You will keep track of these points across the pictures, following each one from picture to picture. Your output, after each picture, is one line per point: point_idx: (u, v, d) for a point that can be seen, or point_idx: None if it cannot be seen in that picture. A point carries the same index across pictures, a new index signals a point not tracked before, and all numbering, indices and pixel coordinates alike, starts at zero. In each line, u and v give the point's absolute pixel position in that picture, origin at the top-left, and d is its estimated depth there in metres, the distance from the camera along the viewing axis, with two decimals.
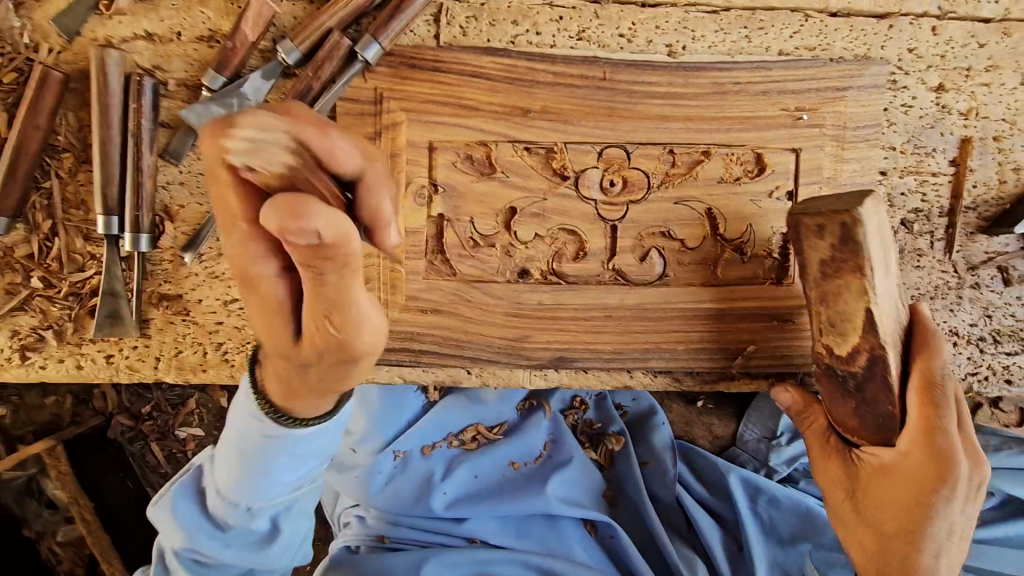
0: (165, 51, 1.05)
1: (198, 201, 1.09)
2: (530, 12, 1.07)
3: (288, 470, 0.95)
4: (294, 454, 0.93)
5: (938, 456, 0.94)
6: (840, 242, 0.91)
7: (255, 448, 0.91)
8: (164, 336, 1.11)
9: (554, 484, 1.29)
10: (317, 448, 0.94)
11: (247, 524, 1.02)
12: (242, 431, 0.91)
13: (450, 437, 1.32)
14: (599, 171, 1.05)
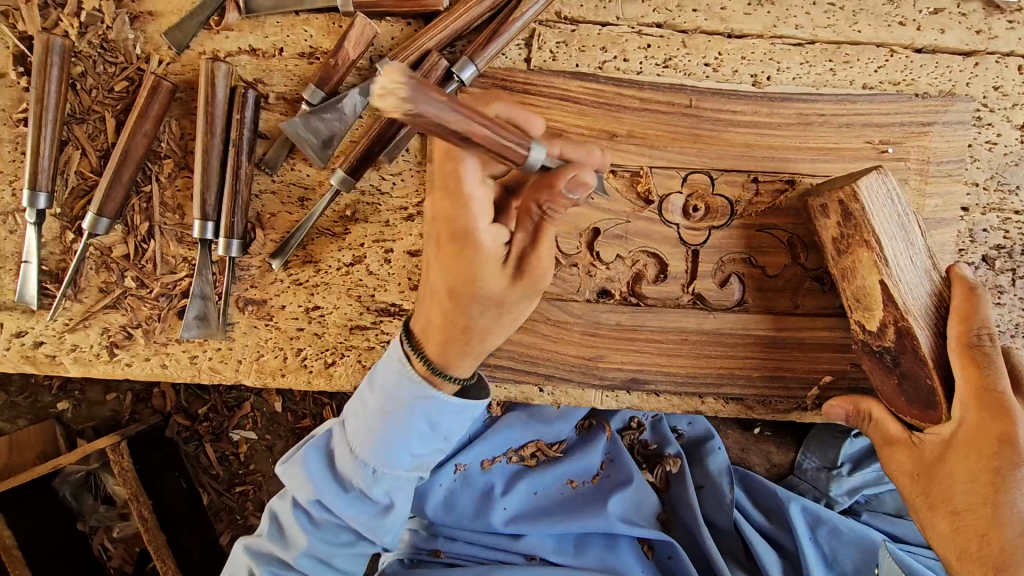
0: (267, 66, 1.10)
1: (288, 210, 1.12)
2: (619, 39, 1.09)
3: (408, 435, 0.90)
4: (425, 418, 0.90)
5: (994, 422, 0.90)
6: (843, 221, 0.97)
7: (398, 404, 0.89)
8: (246, 339, 1.14)
9: (612, 503, 1.29)
10: (428, 422, 0.91)
11: (366, 502, 0.97)
12: (383, 391, 0.89)
13: (510, 452, 1.36)
14: (682, 196, 1.07)
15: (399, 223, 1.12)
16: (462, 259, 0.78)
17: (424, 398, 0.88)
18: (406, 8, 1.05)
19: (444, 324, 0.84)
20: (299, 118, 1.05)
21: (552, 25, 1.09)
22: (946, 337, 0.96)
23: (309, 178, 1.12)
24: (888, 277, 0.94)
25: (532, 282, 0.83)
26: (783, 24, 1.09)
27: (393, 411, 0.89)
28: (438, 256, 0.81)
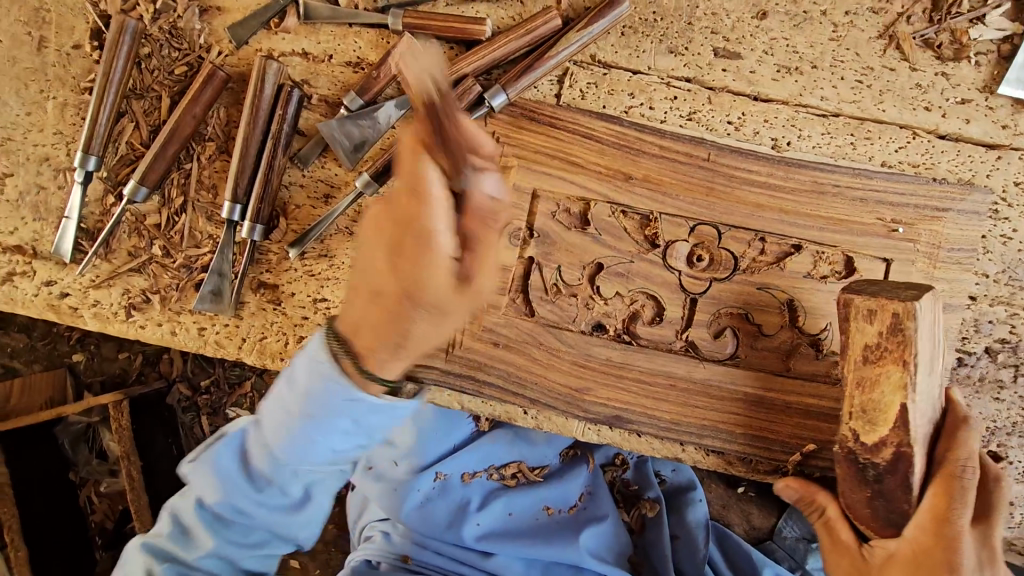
0: (315, 70, 1.17)
1: (312, 204, 1.19)
2: (647, 88, 1.14)
3: (327, 445, 0.93)
4: (355, 421, 0.91)
5: (947, 552, 0.89)
6: (887, 332, 0.89)
7: (321, 406, 0.88)
8: (254, 319, 1.20)
9: (585, 535, 1.29)
10: (357, 422, 0.92)
11: (281, 495, 1.00)
12: (304, 391, 0.89)
13: (490, 469, 1.37)
14: (688, 244, 1.09)
15: None
16: (416, 255, 0.76)
17: (350, 397, 0.88)
18: (451, 33, 1.12)
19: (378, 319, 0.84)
20: (336, 121, 1.13)
21: (585, 67, 1.15)
22: (932, 459, 0.96)
23: (336, 178, 1.18)
24: (910, 400, 0.89)
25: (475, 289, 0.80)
26: (808, 94, 1.13)
27: (306, 408, 0.89)
28: (383, 244, 0.80)
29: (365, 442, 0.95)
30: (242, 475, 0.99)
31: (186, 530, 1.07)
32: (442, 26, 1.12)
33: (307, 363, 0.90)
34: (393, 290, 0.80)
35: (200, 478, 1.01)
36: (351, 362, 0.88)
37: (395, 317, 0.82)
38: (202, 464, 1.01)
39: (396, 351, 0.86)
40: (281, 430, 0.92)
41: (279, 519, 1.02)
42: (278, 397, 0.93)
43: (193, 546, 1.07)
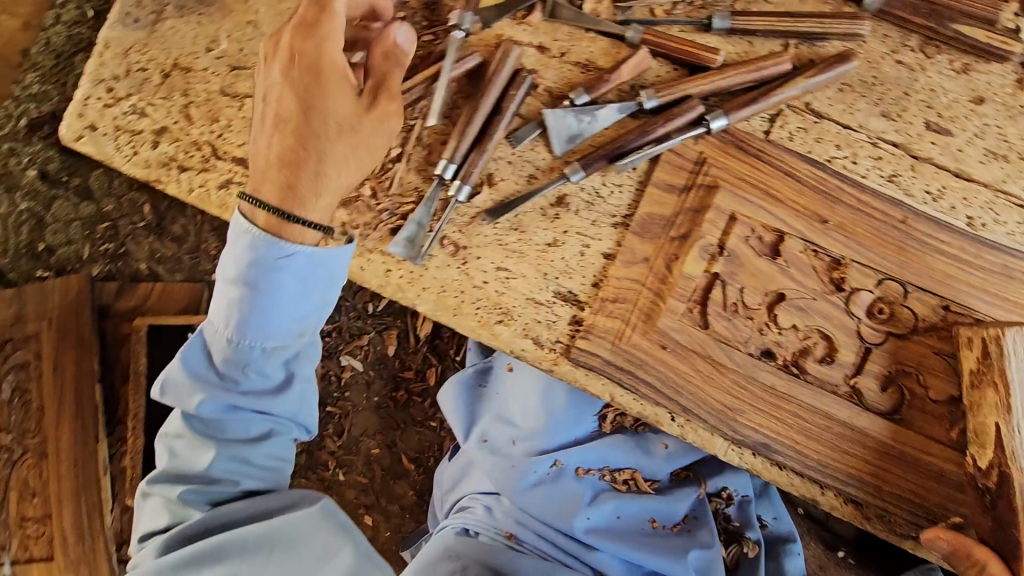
0: (546, 63, 1.27)
1: (515, 180, 1.26)
2: (855, 143, 1.20)
3: (287, 311, 1.07)
4: (304, 285, 1.08)
5: None
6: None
7: (260, 262, 1.04)
8: (436, 273, 1.26)
9: (693, 555, 1.31)
10: (319, 284, 1.09)
11: (261, 378, 1.11)
12: (247, 258, 1.05)
13: (604, 469, 1.37)
14: (871, 295, 1.14)
15: (603, 225, 1.24)
16: (322, 83, 1.05)
17: (283, 256, 1.05)
18: (684, 56, 1.21)
19: (288, 151, 1.06)
20: (560, 111, 1.22)
21: (798, 112, 1.22)
22: None
23: (543, 162, 1.26)
24: None
25: (382, 114, 1.08)
26: (1010, 182, 1.17)
27: (259, 274, 1.05)
28: (287, 83, 1.06)
29: (313, 309, 1.10)
30: (211, 372, 1.11)
31: (231, 424, 1.13)
32: (677, 48, 1.21)
33: (249, 234, 1.05)
34: (297, 115, 1.05)
35: (186, 366, 1.11)
36: (274, 228, 1.06)
37: (293, 156, 1.05)
38: (189, 364, 1.11)
39: (321, 177, 1.06)
40: (252, 305, 1.06)
41: (263, 399, 1.12)
42: (240, 259, 1.05)
43: (201, 457, 1.14)
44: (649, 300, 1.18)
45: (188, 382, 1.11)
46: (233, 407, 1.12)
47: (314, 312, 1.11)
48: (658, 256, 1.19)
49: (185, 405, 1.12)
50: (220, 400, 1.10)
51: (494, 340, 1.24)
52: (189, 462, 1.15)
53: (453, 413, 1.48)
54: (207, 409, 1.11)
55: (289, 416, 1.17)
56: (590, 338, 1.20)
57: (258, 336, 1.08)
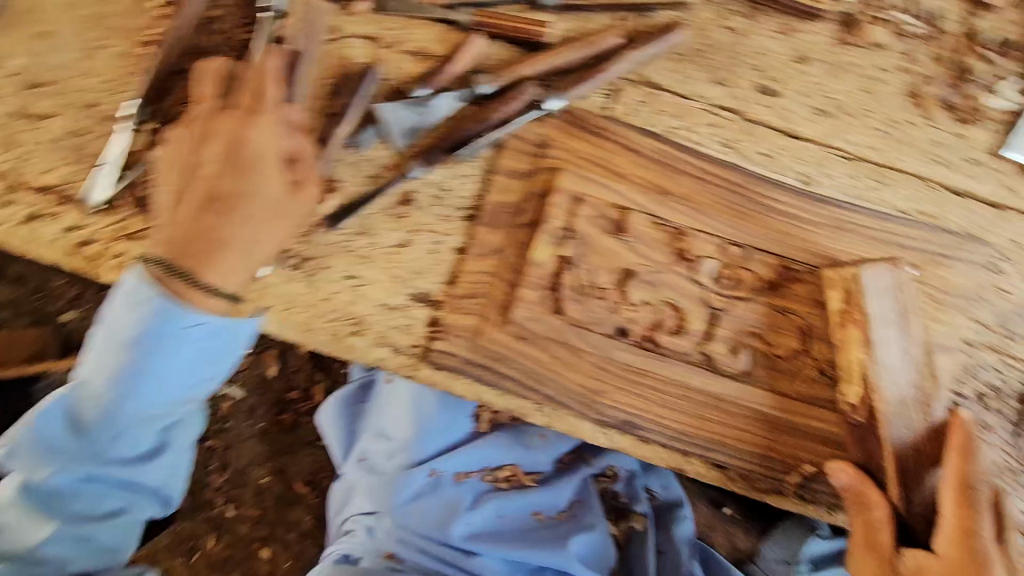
0: (378, 54, 1.19)
1: (356, 182, 1.18)
2: (693, 112, 1.20)
3: (177, 374, 1.12)
4: (195, 342, 1.10)
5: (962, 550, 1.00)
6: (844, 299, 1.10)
7: (148, 323, 1.06)
8: (280, 290, 1.19)
9: (575, 544, 1.32)
10: (201, 348, 1.11)
11: (135, 447, 1.19)
12: (133, 316, 1.06)
13: (485, 470, 1.39)
14: (716, 262, 1.15)
15: (452, 220, 1.19)
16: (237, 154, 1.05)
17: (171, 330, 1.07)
18: (518, 36, 1.17)
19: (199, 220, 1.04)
20: (394, 104, 1.15)
21: (638, 84, 1.20)
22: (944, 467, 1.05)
23: (383, 160, 1.18)
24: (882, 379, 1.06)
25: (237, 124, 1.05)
26: (837, 137, 1.21)
27: (150, 345, 1.07)
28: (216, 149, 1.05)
29: (205, 375, 1.16)
30: (72, 430, 1.16)
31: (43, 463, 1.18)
32: (511, 28, 1.17)
33: (133, 290, 1.06)
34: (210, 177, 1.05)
35: (74, 412, 1.14)
36: (163, 284, 1.05)
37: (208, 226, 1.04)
38: (43, 426, 1.17)
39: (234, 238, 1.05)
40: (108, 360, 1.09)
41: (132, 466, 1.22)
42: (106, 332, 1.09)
43: (31, 535, 1.21)
44: (501, 291, 1.16)
45: (45, 433, 1.17)
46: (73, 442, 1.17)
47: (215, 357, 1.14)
48: (509, 247, 1.17)
49: (46, 458, 1.18)
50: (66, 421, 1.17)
51: (348, 352, 1.19)
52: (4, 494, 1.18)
53: (332, 431, 1.50)
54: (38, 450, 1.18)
55: (157, 489, 1.29)
56: (447, 338, 1.18)
57: (159, 391, 1.12)
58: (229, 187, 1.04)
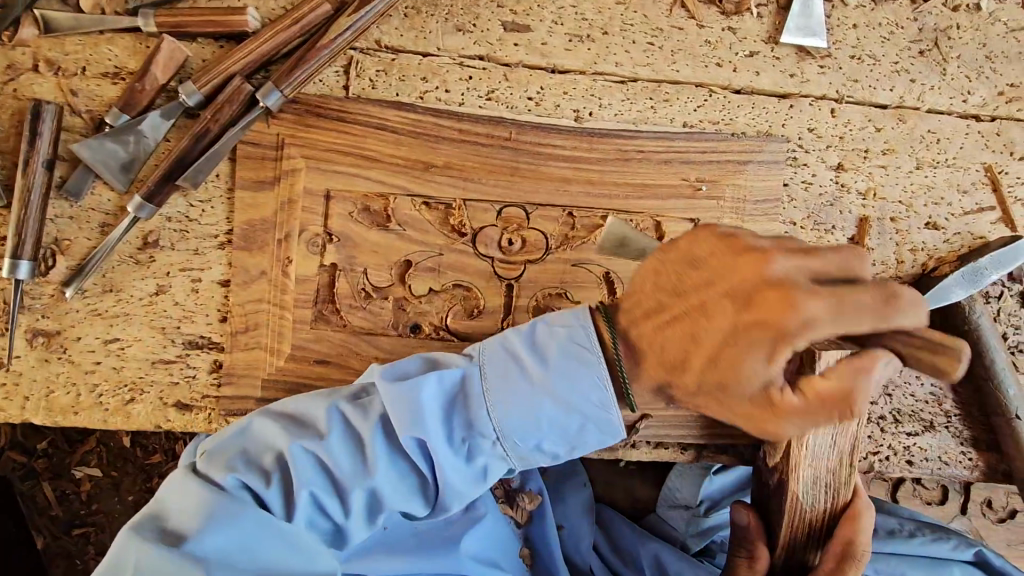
0: (66, 85, 1.04)
1: (87, 236, 1.05)
2: (440, 70, 1.08)
3: (519, 430, 0.84)
4: (560, 399, 0.83)
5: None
6: None
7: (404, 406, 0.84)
8: (35, 373, 1.05)
9: (467, 541, 1.19)
10: (580, 424, 0.85)
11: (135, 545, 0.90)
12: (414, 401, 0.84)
13: None
14: (497, 229, 1.05)
15: (206, 251, 1.07)
16: None
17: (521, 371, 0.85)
18: (212, 28, 1.01)
19: None
20: (93, 140, 1.00)
21: (371, 53, 1.07)
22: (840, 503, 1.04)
23: (110, 203, 1.05)
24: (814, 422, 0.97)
25: None
26: (603, 61, 1.10)
27: (393, 409, 0.84)
28: None
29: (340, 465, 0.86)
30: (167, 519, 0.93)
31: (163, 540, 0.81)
32: (200, 20, 1.00)
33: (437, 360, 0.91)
34: None
35: (179, 507, 0.83)
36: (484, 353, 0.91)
37: None
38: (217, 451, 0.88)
39: None
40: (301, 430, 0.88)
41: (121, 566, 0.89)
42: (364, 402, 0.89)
43: None
44: (276, 316, 1.05)
45: (213, 464, 0.87)
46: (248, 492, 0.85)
47: (578, 433, 0.85)
48: (272, 265, 1.05)
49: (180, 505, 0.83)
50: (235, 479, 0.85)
51: (129, 423, 1.06)
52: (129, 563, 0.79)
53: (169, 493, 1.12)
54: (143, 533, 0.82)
55: None
56: (235, 381, 1.06)
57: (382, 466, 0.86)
58: (769, 377, 0.72)
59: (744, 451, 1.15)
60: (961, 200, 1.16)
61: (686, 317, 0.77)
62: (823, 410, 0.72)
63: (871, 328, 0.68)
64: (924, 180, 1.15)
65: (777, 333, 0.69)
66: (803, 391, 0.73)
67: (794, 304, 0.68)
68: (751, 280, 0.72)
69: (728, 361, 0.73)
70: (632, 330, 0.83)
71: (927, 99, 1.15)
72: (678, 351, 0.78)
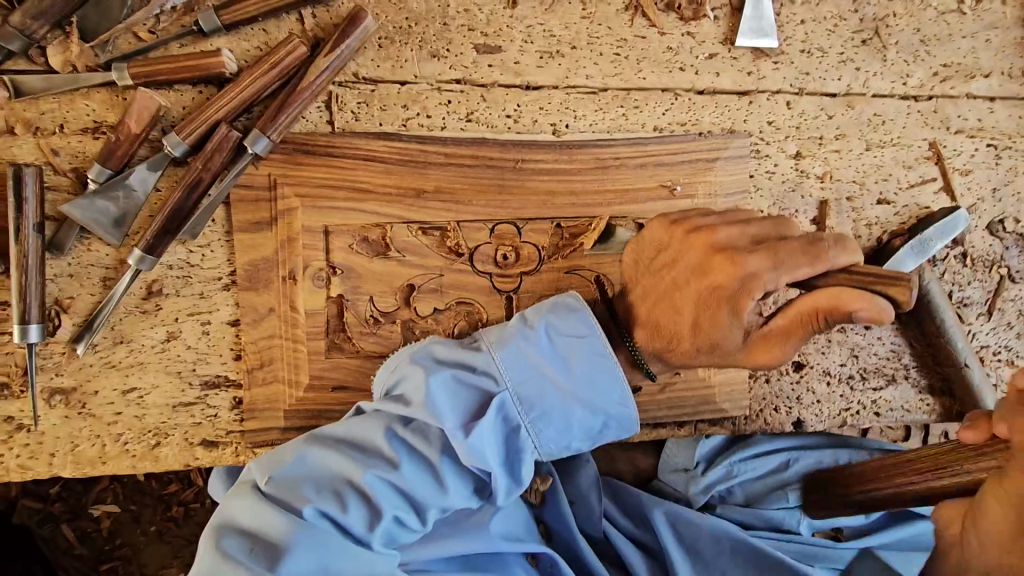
0: (49, 145, 1.04)
1: (90, 292, 1.07)
2: (420, 96, 1.11)
3: (564, 412, 0.96)
4: (588, 404, 0.97)
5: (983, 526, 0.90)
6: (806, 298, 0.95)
7: (568, 349, 0.96)
8: (59, 430, 1.08)
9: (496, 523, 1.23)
10: (603, 422, 0.98)
11: (305, 473, 0.94)
12: (543, 349, 0.96)
13: None
14: (492, 246, 1.13)
15: (212, 294, 1.10)
16: None
17: (601, 354, 0.96)
18: (186, 74, 1.02)
19: None
20: (84, 199, 1.01)
21: (350, 87, 1.09)
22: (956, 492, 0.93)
23: (109, 258, 1.07)
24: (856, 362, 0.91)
25: None
26: (574, 75, 1.15)
27: (586, 390, 0.96)
28: None
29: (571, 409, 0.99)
30: (301, 474, 0.94)
31: (327, 507, 0.91)
32: (173, 67, 1.01)
33: (555, 303, 0.99)
34: None
35: (361, 454, 0.95)
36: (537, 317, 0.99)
37: None
38: (292, 475, 0.93)
39: None
40: (532, 336, 0.97)
41: (318, 469, 0.94)
42: (492, 364, 0.96)
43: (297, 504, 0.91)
44: (290, 349, 1.10)
45: (282, 484, 0.92)
46: (388, 484, 0.94)
47: (599, 428, 0.99)
48: (279, 302, 1.09)
49: (362, 447, 0.96)
50: (401, 445, 0.96)
51: (159, 466, 1.11)
52: (241, 514, 0.91)
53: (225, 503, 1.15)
54: (304, 491, 0.92)
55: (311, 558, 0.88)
56: (257, 414, 1.12)
57: (513, 442, 0.97)
58: (737, 280, 0.87)
59: (733, 422, 1.26)
60: (907, 175, 1.28)
61: (670, 254, 0.95)
62: (797, 325, 0.86)
63: (807, 273, 0.85)
64: (874, 160, 1.26)
65: (724, 294, 0.88)
66: (781, 314, 0.87)
67: (737, 261, 0.87)
68: (704, 248, 0.91)
69: (705, 318, 0.90)
70: (636, 286, 1.00)
71: (872, 85, 1.24)
72: (677, 305, 0.93)
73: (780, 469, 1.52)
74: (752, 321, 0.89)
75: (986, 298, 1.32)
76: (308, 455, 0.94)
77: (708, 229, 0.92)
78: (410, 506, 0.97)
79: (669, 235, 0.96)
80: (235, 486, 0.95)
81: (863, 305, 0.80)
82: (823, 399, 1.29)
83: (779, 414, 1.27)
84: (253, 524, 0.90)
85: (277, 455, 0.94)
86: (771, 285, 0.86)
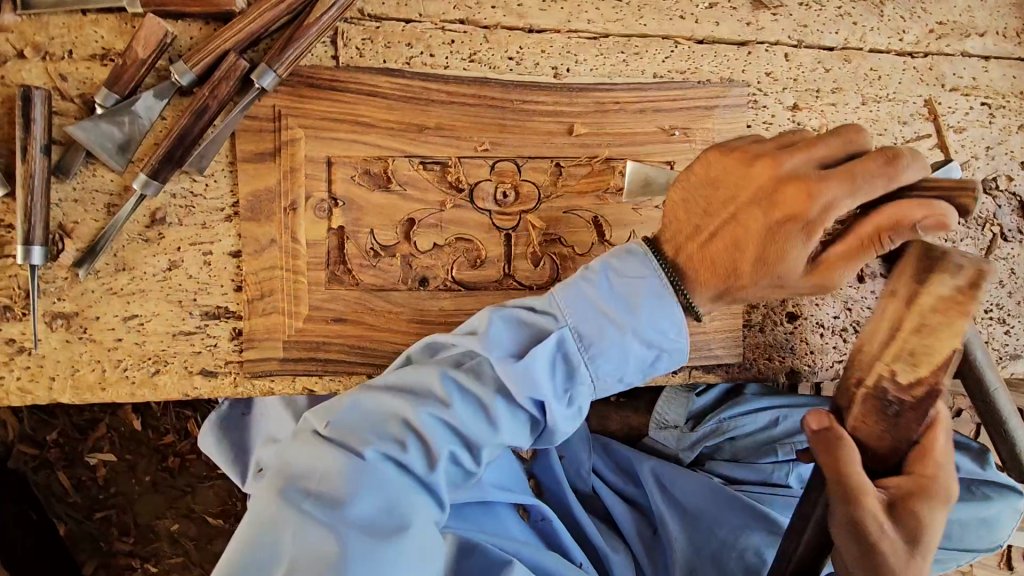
0: (57, 71, 1.05)
1: (94, 218, 1.08)
2: (423, 35, 1.13)
3: (620, 347, 0.99)
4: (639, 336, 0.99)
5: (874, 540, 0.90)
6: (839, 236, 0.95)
7: (633, 295, 1.00)
8: (59, 355, 1.09)
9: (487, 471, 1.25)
10: (656, 355, 1.02)
11: (362, 416, 1.00)
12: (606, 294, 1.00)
13: None
14: (492, 183, 1.14)
15: (215, 225, 1.11)
16: None
17: (659, 294, 1.00)
18: (197, 7, 1.03)
19: None
20: (88, 122, 1.02)
21: (356, 22, 1.11)
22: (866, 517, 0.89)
23: (113, 184, 1.08)
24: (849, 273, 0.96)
25: None
26: (576, 19, 1.17)
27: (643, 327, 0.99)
28: None
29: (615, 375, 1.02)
30: (375, 412, 1.01)
31: (387, 448, 0.98)
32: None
33: (623, 264, 1.01)
34: None
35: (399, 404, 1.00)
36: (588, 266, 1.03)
37: None
38: (347, 420, 1.00)
39: None
40: (577, 288, 1.01)
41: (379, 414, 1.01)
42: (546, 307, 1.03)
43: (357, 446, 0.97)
44: (290, 280, 1.11)
45: (342, 427, 0.99)
46: (444, 422, 1.00)
47: (652, 363, 1.03)
48: (280, 233, 1.10)
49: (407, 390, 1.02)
50: (455, 385, 1.01)
51: (158, 393, 1.12)
52: (302, 456, 0.97)
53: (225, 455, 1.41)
54: (366, 434, 0.98)
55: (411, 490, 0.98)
56: (257, 344, 1.13)
57: (569, 370, 1.01)
58: (816, 211, 0.92)
59: (727, 370, 1.27)
60: (902, 130, 1.29)
61: (728, 193, 0.98)
62: (860, 245, 0.94)
63: (883, 193, 0.92)
64: (870, 114, 1.28)
65: (798, 222, 0.93)
66: (841, 242, 0.95)
67: (813, 193, 0.91)
68: (768, 180, 0.95)
69: (770, 252, 0.95)
70: (673, 232, 1.02)
71: (869, 40, 1.26)
72: (732, 239, 0.97)
73: (770, 425, 1.53)
74: (815, 249, 0.96)
75: (978, 254, 1.33)
76: (363, 403, 1.01)
77: (772, 159, 0.96)
78: (394, 440, 0.99)
79: (726, 168, 1.00)
80: (296, 434, 1.02)
81: (926, 214, 0.91)
82: (817, 351, 1.31)
83: (773, 363, 1.29)
84: (314, 463, 0.96)
85: (340, 402, 1.02)
86: (844, 208, 0.92)
